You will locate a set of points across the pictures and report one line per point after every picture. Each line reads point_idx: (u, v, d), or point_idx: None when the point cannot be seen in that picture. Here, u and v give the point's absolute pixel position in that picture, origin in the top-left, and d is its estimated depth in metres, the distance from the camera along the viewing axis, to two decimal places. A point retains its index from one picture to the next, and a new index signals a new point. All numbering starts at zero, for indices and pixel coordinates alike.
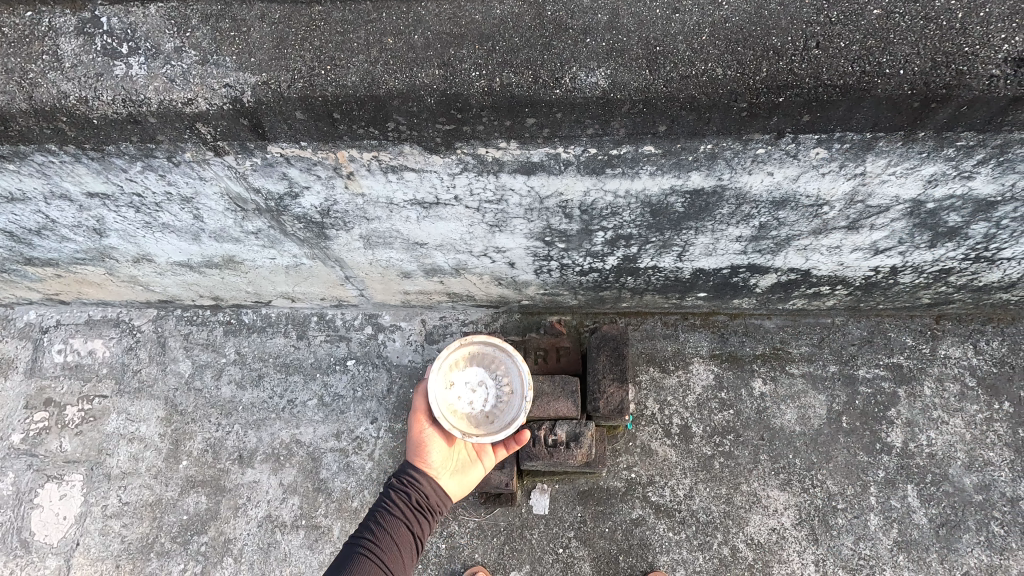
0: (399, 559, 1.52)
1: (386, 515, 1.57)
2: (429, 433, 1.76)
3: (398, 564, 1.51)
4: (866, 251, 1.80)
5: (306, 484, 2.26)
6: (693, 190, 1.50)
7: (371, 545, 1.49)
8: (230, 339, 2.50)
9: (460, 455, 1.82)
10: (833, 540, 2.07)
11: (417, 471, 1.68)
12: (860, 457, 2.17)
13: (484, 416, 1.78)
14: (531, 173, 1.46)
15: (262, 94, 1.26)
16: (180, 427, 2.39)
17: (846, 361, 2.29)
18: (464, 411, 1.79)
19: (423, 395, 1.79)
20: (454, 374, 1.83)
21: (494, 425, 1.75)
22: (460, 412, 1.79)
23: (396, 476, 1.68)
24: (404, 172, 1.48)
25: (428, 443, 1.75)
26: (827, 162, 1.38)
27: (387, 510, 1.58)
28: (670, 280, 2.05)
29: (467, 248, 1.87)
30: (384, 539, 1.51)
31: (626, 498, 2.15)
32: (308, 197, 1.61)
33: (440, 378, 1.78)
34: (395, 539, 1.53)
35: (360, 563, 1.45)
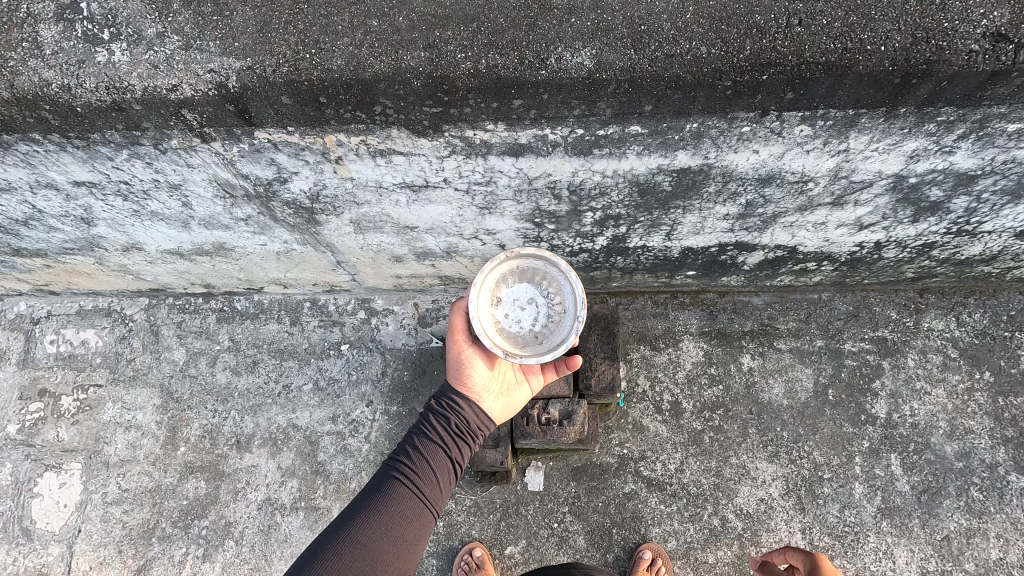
0: (437, 488, 1.43)
1: (425, 442, 1.47)
2: (470, 353, 1.63)
3: (437, 495, 1.42)
4: (850, 226, 1.83)
5: (303, 467, 2.30)
6: (680, 169, 1.52)
7: (410, 473, 1.41)
8: (223, 326, 2.51)
9: (504, 376, 1.71)
10: (819, 508, 2.13)
11: (460, 396, 1.56)
12: (846, 428, 2.23)
13: (533, 337, 1.61)
14: (519, 155, 1.47)
15: (246, 79, 1.25)
16: (176, 414, 2.40)
17: (833, 336, 2.34)
18: (509, 330, 1.61)
19: (464, 313, 1.65)
20: (499, 292, 1.63)
21: (544, 346, 1.58)
22: (506, 331, 1.60)
23: (436, 398, 1.57)
24: (393, 156, 1.48)
25: (471, 365, 1.62)
26: (811, 139, 1.39)
27: (425, 436, 1.48)
28: (659, 259, 2.08)
29: (458, 231, 1.88)
30: (422, 468, 1.42)
31: (619, 473, 2.20)
32: (297, 183, 1.61)
33: (484, 297, 1.59)
34: (434, 467, 1.44)
35: (398, 491, 1.37)
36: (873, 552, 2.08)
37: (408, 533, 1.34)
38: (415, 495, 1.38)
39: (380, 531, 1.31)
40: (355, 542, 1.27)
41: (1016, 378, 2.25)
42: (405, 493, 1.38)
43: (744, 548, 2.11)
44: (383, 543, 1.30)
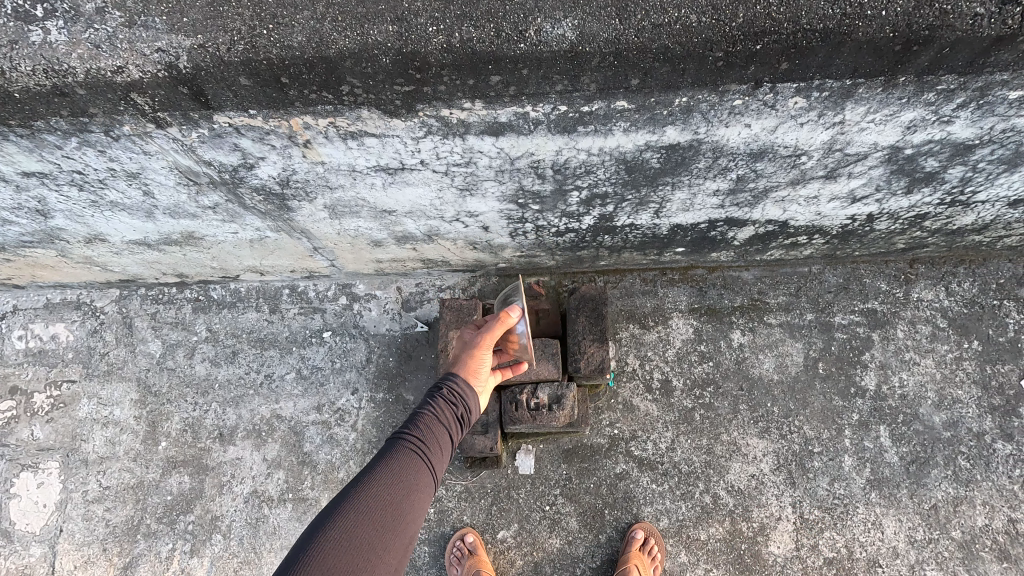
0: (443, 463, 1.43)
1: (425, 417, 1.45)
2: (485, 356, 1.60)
3: (438, 460, 1.41)
4: (843, 200, 1.78)
5: (289, 459, 2.25)
6: (668, 145, 1.45)
7: (410, 440, 1.39)
8: (200, 316, 2.42)
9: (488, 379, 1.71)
10: (810, 482, 2.14)
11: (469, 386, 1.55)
12: (836, 401, 2.22)
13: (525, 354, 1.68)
14: (500, 134, 1.38)
15: (199, 59, 1.15)
16: (155, 408, 2.33)
17: (822, 309, 2.31)
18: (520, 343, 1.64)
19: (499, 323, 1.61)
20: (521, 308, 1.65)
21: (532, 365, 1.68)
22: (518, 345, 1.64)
23: (444, 380, 1.53)
24: (365, 138, 1.39)
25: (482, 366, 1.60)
26: (805, 112, 1.33)
27: (426, 408, 1.46)
28: (647, 237, 2.01)
29: (438, 213, 1.80)
30: (422, 433, 1.40)
31: (610, 454, 2.19)
32: (264, 168, 1.51)
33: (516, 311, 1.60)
34: (434, 435, 1.42)
35: (399, 457, 1.35)
36: (862, 523, 2.10)
37: (413, 496, 1.32)
38: (416, 459, 1.36)
39: (383, 497, 1.27)
40: (370, 505, 1.25)
41: (1005, 347, 2.24)
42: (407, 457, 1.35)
43: (736, 524, 2.11)
44: (388, 507, 1.27)
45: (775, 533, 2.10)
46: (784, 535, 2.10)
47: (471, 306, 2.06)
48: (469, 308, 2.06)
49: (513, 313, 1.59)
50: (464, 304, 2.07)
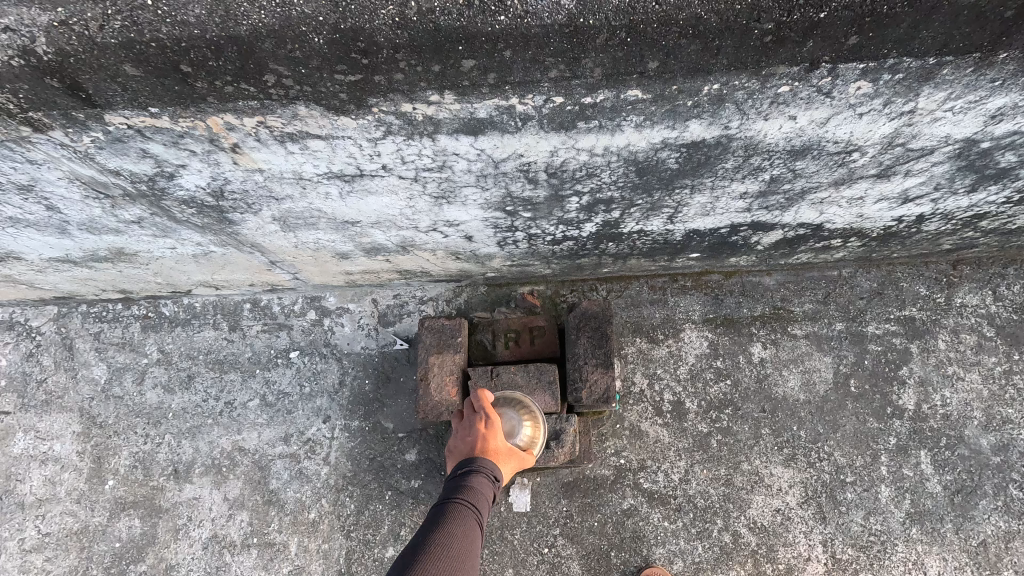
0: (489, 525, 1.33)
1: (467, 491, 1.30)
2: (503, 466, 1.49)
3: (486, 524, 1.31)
4: (892, 201, 1.49)
5: (254, 498, 1.99)
6: (691, 142, 1.16)
7: (460, 506, 1.26)
8: (150, 335, 2.14)
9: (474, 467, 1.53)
10: (842, 517, 1.89)
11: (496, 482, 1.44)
12: (870, 423, 1.97)
13: None
14: (479, 133, 1.09)
15: (64, 41, 0.84)
16: (101, 442, 2.06)
17: (853, 318, 2.05)
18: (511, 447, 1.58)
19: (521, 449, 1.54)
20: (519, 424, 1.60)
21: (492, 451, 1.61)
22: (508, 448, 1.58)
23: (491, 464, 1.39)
24: (307, 140, 1.09)
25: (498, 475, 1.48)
26: (869, 99, 1.04)
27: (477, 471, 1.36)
28: (658, 243, 1.73)
29: (412, 224, 1.51)
30: (471, 496, 1.29)
31: (616, 487, 1.93)
32: (188, 178, 1.22)
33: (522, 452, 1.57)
34: (481, 500, 1.31)
35: (451, 522, 1.22)
36: (902, 563, 1.85)
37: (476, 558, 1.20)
38: (473, 518, 1.26)
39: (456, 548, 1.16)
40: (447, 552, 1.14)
41: None
42: (461, 521, 1.22)
43: (759, 566, 1.87)
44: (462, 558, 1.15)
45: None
46: None
47: (455, 327, 1.79)
48: (452, 329, 1.79)
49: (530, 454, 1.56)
50: (447, 324, 1.80)
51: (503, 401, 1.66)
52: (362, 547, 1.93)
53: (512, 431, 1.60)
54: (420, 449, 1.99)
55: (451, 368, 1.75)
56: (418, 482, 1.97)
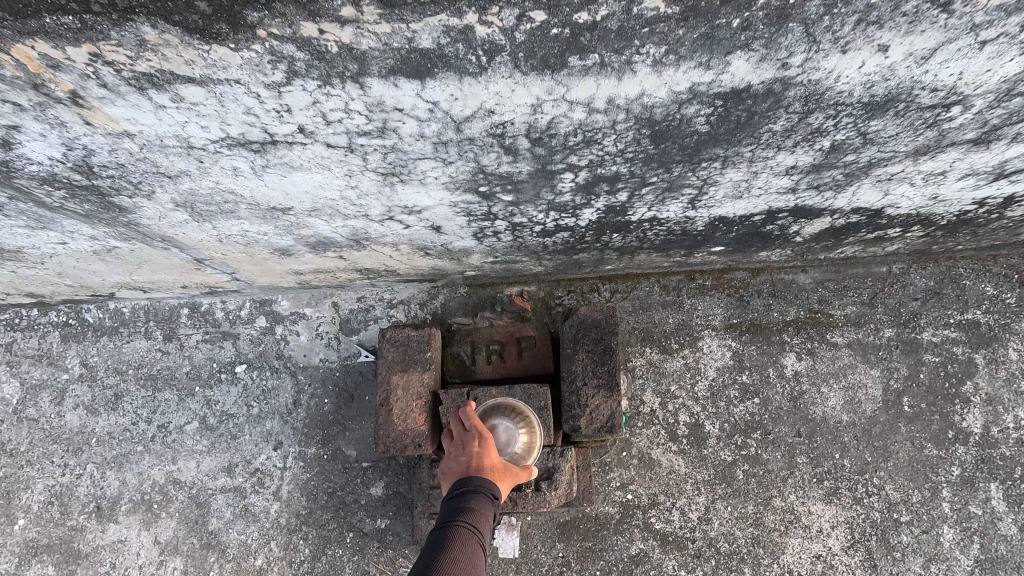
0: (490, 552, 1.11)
1: (467, 511, 1.07)
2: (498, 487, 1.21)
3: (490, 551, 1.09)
4: (980, 177, 1.16)
5: (189, 541, 1.67)
6: (731, 89, 0.82)
7: (460, 531, 1.04)
8: (71, 347, 1.82)
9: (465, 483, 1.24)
10: (896, 565, 1.56)
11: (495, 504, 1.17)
12: (929, 450, 1.63)
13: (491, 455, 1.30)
14: (426, 72, 0.75)
15: None
16: (11, 474, 1.74)
17: (906, 323, 1.71)
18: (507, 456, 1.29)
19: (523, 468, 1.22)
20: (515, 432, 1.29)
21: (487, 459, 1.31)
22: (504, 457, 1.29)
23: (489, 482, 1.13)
24: (178, 87, 0.76)
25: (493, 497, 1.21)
26: (999, 17, 0.71)
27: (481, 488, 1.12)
28: (674, 234, 1.40)
29: (359, 211, 1.18)
30: (473, 522, 1.06)
31: (622, 529, 1.60)
32: (33, 145, 0.88)
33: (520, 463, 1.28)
34: (484, 522, 1.08)
35: (453, 554, 1.00)
36: None
37: None
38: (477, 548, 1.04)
39: None
40: None
41: None
42: (465, 550, 1.01)
43: None
44: None
45: None
46: None
47: (424, 339, 1.45)
48: (421, 342, 1.45)
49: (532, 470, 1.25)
50: (414, 335, 1.46)
51: (495, 409, 1.35)
52: None
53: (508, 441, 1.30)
54: (388, 482, 1.67)
55: (417, 391, 1.41)
56: (385, 523, 1.64)
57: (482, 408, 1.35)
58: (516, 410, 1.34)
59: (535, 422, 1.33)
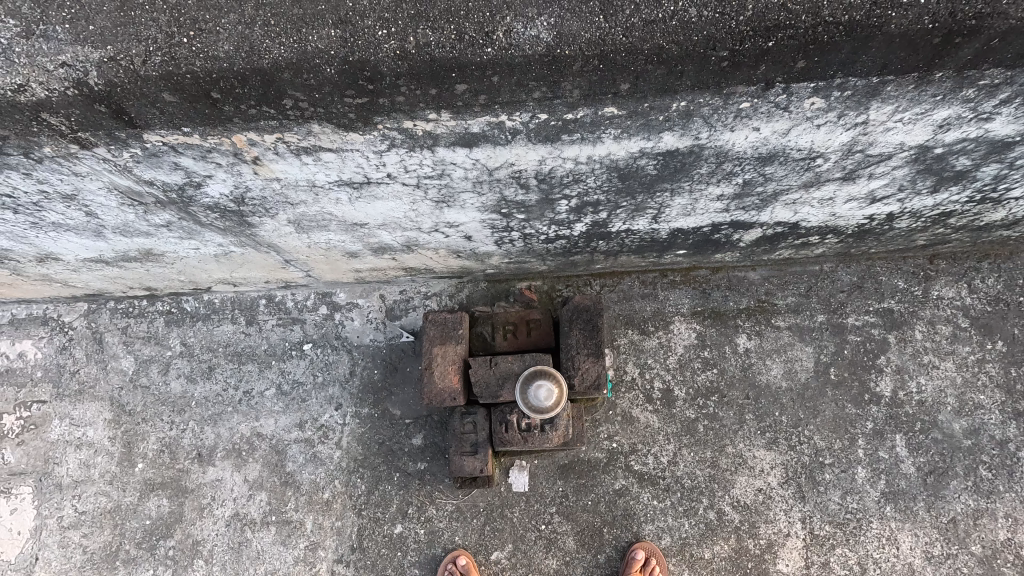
0: None
1: None
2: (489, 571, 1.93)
3: None
4: (861, 201, 1.60)
5: (272, 479, 2.14)
6: (666, 152, 1.27)
7: None
8: (173, 329, 2.29)
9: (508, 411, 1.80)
10: (821, 496, 2.02)
11: None
12: (849, 409, 2.09)
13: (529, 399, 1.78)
14: (473, 145, 1.21)
15: (111, 73, 0.97)
16: (130, 428, 2.22)
17: (835, 310, 2.15)
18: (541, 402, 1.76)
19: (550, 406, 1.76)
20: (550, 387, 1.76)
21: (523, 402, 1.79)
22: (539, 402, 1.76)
23: None
24: (320, 153, 1.22)
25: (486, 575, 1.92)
26: (823, 113, 1.15)
27: None
28: (646, 241, 1.85)
29: (415, 225, 1.64)
30: None
31: (609, 469, 2.07)
32: (214, 186, 1.35)
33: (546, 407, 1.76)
34: None
35: None
36: (876, 538, 1.98)
37: None
38: None
39: None
40: None
41: None
42: None
43: (742, 542, 2.00)
44: None
45: (783, 550, 1.99)
46: (793, 552, 1.98)
47: (457, 320, 1.91)
48: (454, 322, 1.91)
49: (554, 410, 1.77)
50: (450, 317, 1.92)
51: (537, 373, 1.79)
52: (373, 524, 2.08)
53: (543, 392, 1.75)
54: (426, 434, 2.14)
55: (453, 358, 1.88)
56: (424, 465, 2.11)
57: (527, 371, 1.80)
58: (552, 374, 1.79)
59: (562, 379, 1.78)
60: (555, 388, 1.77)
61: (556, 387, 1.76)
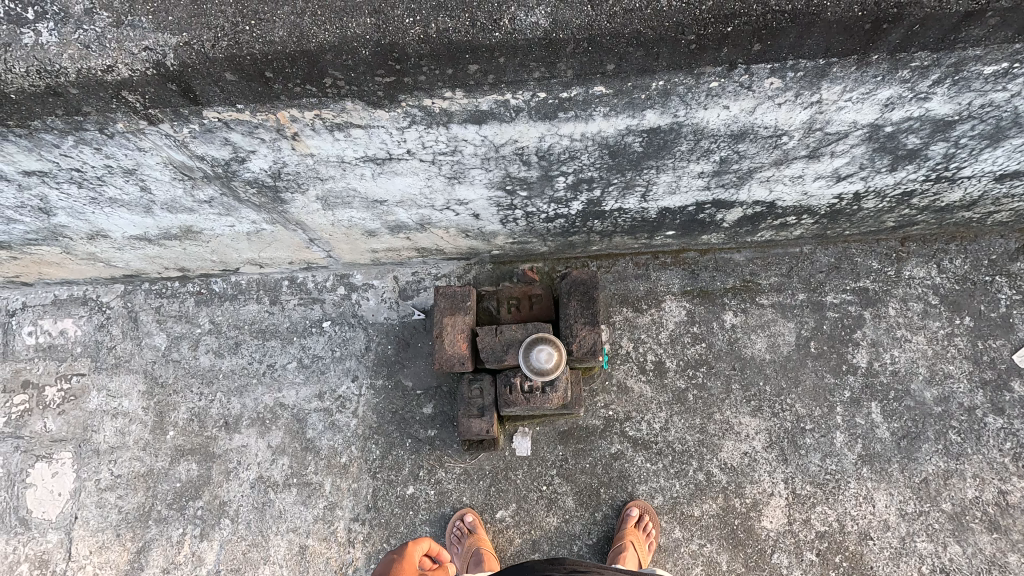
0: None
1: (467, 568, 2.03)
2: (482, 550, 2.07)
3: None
4: (828, 179, 1.79)
5: (293, 445, 2.31)
6: (650, 129, 1.47)
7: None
8: (203, 309, 2.47)
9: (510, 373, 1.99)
10: (802, 458, 2.19)
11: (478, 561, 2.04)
12: (827, 379, 2.25)
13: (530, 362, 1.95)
14: (482, 122, 1.41)
15: (185, 56, 1.19)
16: (162, 399, 2.41)
17: (814, 289, 2.31)
18: (541, 364, 1.94)
19: (548, 369, 1.94)
20: (551, 352, 1.94)
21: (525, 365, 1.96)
22: (539, 364, 1.94)
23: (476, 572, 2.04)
24: (351, 129, 1.42)
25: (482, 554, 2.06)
26: (782, 92, 1.34)
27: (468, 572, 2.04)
28: (637, 221, 2.04)
29: (429, 202, 1.83)
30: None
31: (605, 435, 2.23)
32: (255, 161, 1.55)
33: (545, 370, 1.94)
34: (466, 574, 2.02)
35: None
36: (853, 497, 2.15)
37: None
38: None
39: None
40: None
41: (996, 322, 2.25)
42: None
43: (728, 501, 2.16)
44: None
45: (767, 508, 2.15)
46: (776, 510, 2.15)
47: (465, 293, 2.09)
48: (463, 295, 2.09)
49: (552, 375, 1.95)
50: (459, 291, 2.10)
51: (540, 339, 1.98)
52: (387, 486, 2.25)
53: (543, 356, 1.94)
54: (436, 403, 2.30)
55: (461, 327, 2.05)
56: (434, 431, 2.28)
57: (531, 337, 1.98)
58: (553, 341, 1.97)
59: (561, 345, 1.96)
60: (555, 353, 1.95)
61: (556, 353, 1.94)
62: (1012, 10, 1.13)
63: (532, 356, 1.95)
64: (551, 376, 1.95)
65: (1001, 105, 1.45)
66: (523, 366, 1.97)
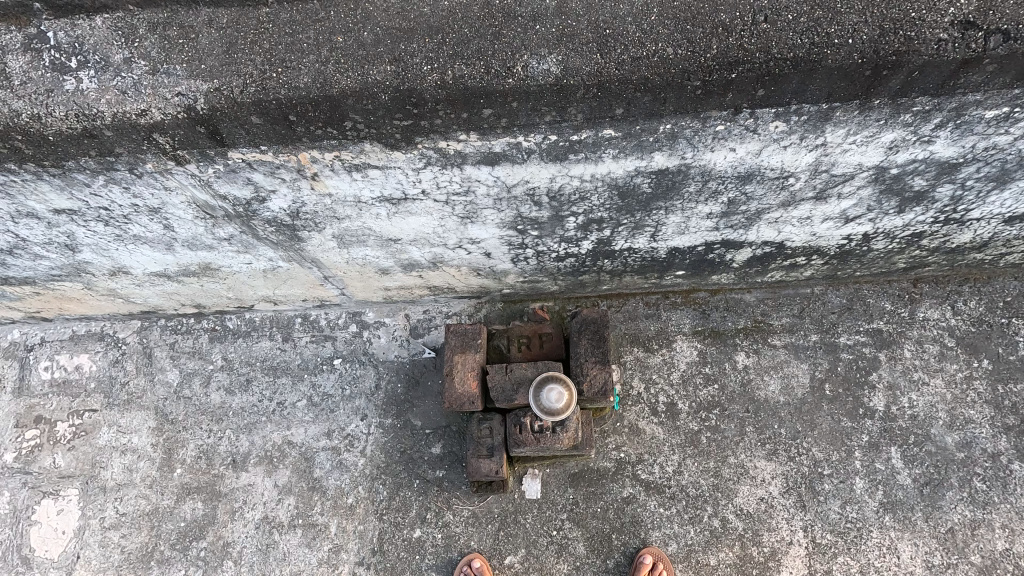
0: None
1: None
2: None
3: None
4: (836, 220, 1.81)
5: (300, 484, 2.29)
6: (658, 171, 1.50)
7: None
8: (216, 345, 2.49)
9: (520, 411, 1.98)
10: (821, 506, 2.12)
11: None
12: (844, 423, 2.20)
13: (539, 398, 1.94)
14: (495, 163, 1.45)
15: (214, 100, 1.26)
16: (171, 435, 2.41)
17: (827, 330, 2.29)
18: (550, 401, 1.92)
19: (557, 406, 1.91)
20: (559, 389, 1.92)
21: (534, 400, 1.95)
22: (548, 400, 1.92)
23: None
24: (369, 170, 1.47)
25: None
26: (786, 135, 1.38)
27: None
28: (647, 260, 2.06)
29: (441, 241, 1.87)
30: None
31: (617, 477, 2.18)
32: (275, 201, 1.60)
33: (552, 406, 1.92)
34: None
35: None
36: (876, 547, 2.07)
37: None
38: None
39: None
40: None
41: (1016, 365, 2.20)
42: None
43: (746, 549, 2.09)
44: None
45: (786, 558, 2.08)
46: (796, 560, 2.07)
47: (475, 332, 2.10)
48: (474, 333, 2.10)
49: (558, 412, 1.92)
50: (469, 329, 2.11)
51: (551, 377, 1.96)
52: (393, 528, 2.20)
53: (551, 393, 1.92)
54: (445, 443, 2.28)
55: (471, 365, 2.05)
56: (442, 472, 2.24)
57: (541, 375, 1.97)
58: (564, 379, 1.96)
59: (570, 383, 1.94)
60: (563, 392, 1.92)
61: (564, 390, 1.92)
62: (1009, 58, 1.17)
63: (541, 392, 1.94)
64: (558, 413, 1.92)
65: (1004, 147, 1.48)
66: (532, 402, 1.95)
